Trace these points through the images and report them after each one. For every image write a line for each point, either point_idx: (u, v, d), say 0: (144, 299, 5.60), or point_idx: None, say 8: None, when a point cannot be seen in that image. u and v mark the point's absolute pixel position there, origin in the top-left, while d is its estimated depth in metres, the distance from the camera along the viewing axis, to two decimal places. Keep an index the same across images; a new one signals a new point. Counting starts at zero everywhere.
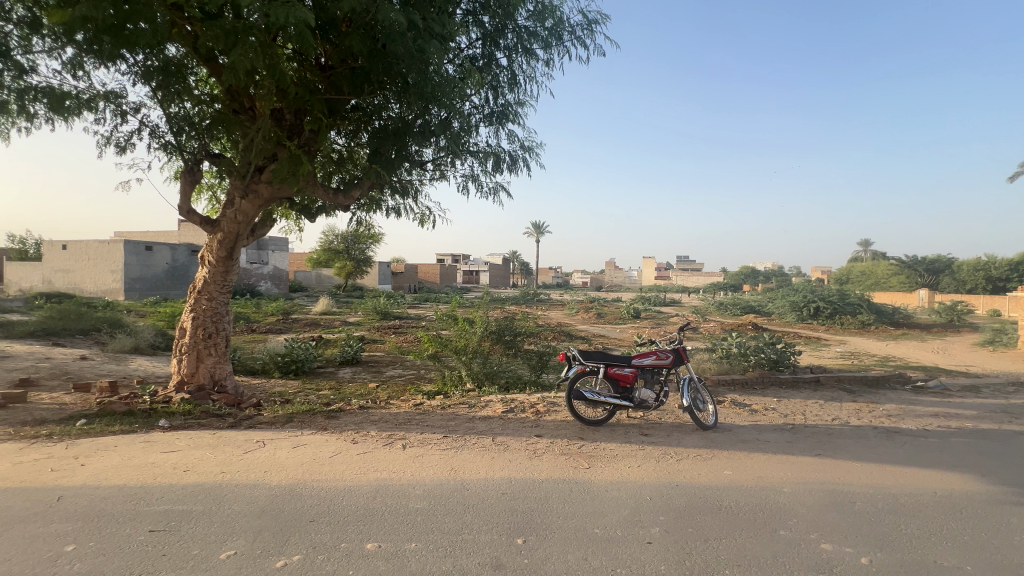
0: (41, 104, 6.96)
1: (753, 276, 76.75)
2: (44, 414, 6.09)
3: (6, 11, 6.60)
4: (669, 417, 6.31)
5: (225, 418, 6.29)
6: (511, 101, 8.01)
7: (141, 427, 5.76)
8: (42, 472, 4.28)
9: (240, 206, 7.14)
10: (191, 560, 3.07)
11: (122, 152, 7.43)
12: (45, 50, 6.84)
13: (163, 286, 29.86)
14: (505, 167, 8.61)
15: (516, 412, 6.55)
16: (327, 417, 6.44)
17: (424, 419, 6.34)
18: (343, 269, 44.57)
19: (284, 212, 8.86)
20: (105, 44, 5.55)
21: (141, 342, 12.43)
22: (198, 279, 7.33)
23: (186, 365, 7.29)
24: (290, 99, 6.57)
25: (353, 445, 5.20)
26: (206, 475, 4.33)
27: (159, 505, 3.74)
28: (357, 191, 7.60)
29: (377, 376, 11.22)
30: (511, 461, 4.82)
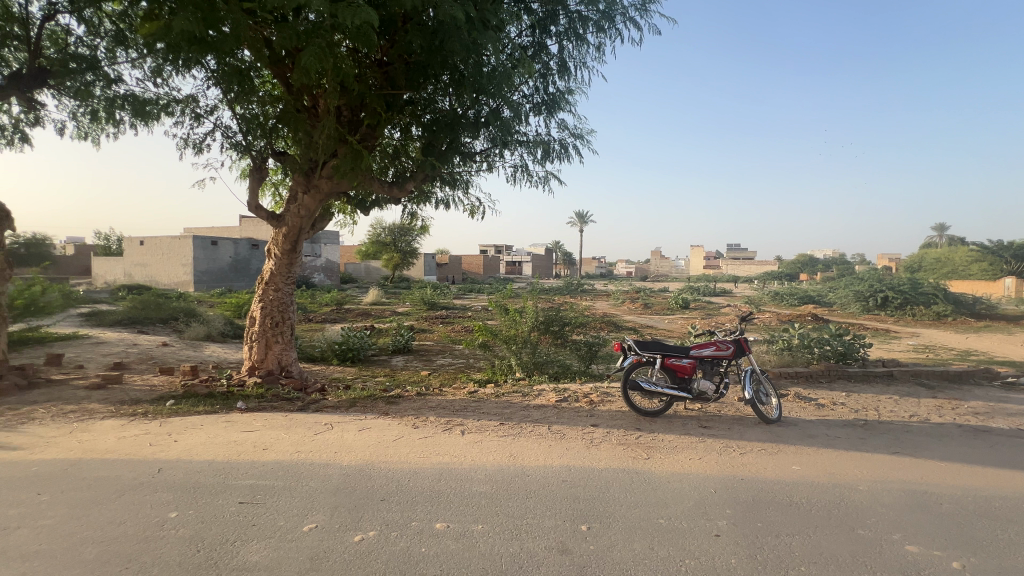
0: (126, 111, 7.55)
1: (811, 265, 72.56)
2: (138, 395, 6.70)
3: (96, 26, 7.17)
4: (729, 409, 6.13)
5: (295, 402, 6.69)
6: (561, 90, 7.94)
7: (221, 408, 6.23)
8: (142, 446, 4.73)
9: (304, 201, 7.48)
10: (278, 530, 3.32)
11: (197, 152, 7.95)
12: (130, 60, 7.39)
13: (227, 278, 31.86)
14: (555, 155, 8.56)
15: (569, 401, 6.57)
16: (388, 403, 6.70)
17: (480, 407, 6.48)
18: (391, 261, 45.90)
19: (342, 206, 9.21)
20: (187, 52, 5.93)
21: (213, 330, 13.39)
22: (265, 270, 7.74)
23: (256, 352, 7.75)
24: (350, 96, 6.81)
25: (414, 430, 5.40)
26: (284, 454, 4.63)
27: (246, 479, 4.05)
28: (411, 184, 7.78)
29: (428, 364, 11.53)
30: (569, 450, 4.86)
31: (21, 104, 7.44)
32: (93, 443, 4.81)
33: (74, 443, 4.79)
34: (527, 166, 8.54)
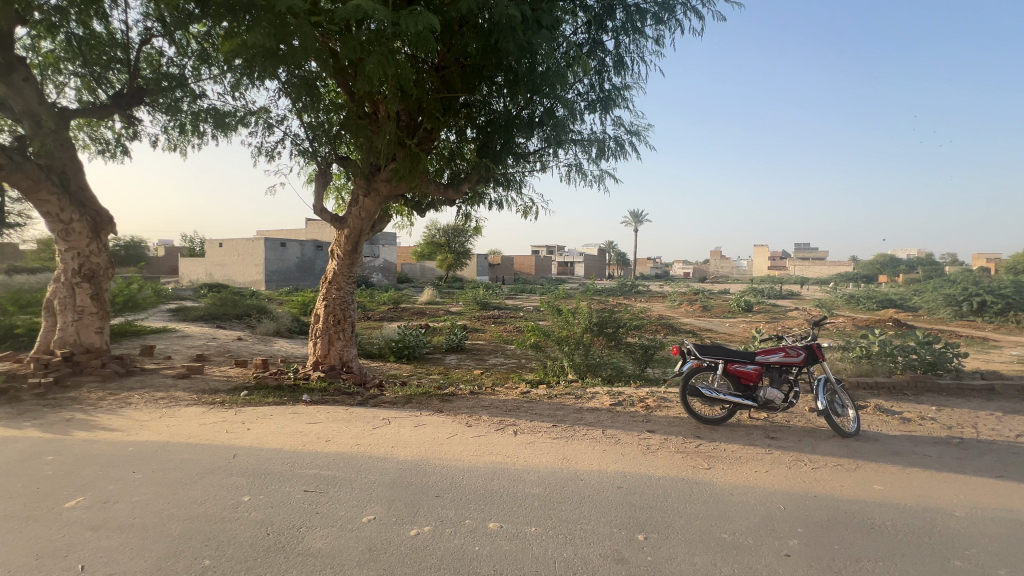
0: (208, 124, 8.20)
1: (892, 266, 66.66)
2: (217, 385, 7.25)
3: (184, 47, 7.82)
4: (798, 420, 5.72)
5: (355, 396, 6.97)
6: (616, 86, 7.76)
7: (288, 400, 6.61)
8: (220, 433, 5.11)
9: (364, 203, 7.79)
10: (340, 519, 3.45)
11: (269, 160, 8.49)
12: (212, 77, 8.01)
13: (295, 278, 33.91)
14: (610, 153, 8.38)
15: (624, 405, 6.40)
16: (442, 400, 6.83)
17: (532, 407, 6.45)
18: (445, 261, 47.05)
19: (399, 208, 9.50)
20: (261, 67, 6.35)
21: (282, 326, 14.28)
22: (328, 270, 8.13)
23: (319, 347, 8.15)
24: (408, 102, 7.02)
25: (468, 428, 5.46)
26: (344, 446, 4.83)
27: (310, 469, 4.26)
28: (465, 185, 7.90)
29: (480, 363, 11.67)
30: (624, 455, 4.72)
31: (122, 121, 8.28)
32: (179, 428, 5.25)
33: (162, 427, 5.25)
34: (582, 165, 8.42)
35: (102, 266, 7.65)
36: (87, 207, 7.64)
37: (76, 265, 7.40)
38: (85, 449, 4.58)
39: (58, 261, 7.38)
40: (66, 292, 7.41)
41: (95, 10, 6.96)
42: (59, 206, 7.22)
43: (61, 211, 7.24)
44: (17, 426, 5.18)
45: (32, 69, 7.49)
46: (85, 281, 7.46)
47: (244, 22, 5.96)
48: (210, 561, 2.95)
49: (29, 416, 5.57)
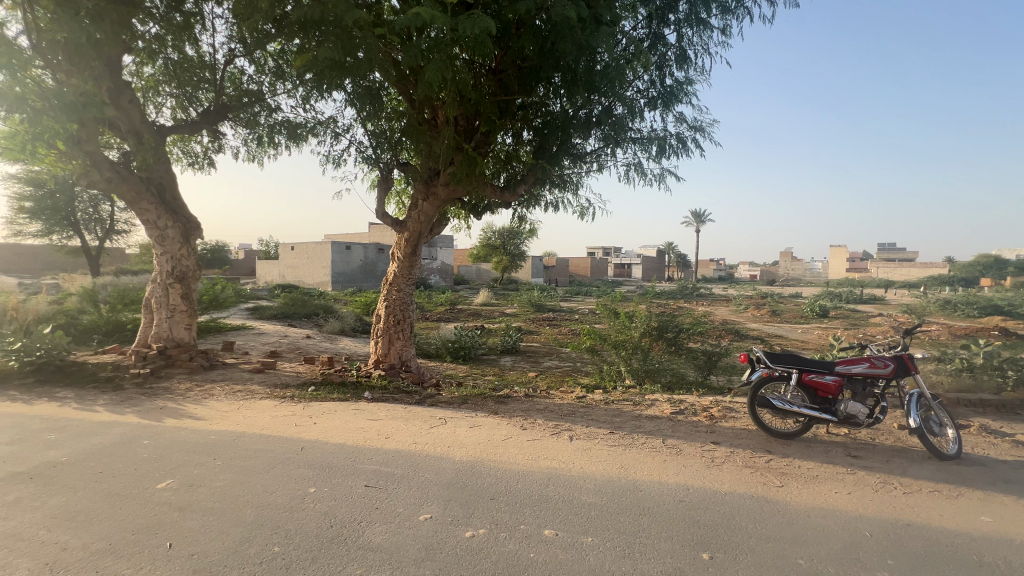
0: (283, 135, 8.78)
1: (997, 267, 59.40)
2: (288, 380, 7.71)
3: (262, 65, 8.42)
4: (885, 438, 5.19)
5: (413, 395, 7.15)
6: (678, 80, 7.47)
7: (351, 396, 6.90)
8: (290, 426, 5.41)
9: (423, 207, 7.99)
10: (398, 516, 3.53)
11: (336, 167, 8.95)
12: (286, 91, 8.55)
13: (359, 280, 35.64)
14: (671, 151, 8.08)
15: (685, 415, 6.11)
16: (497, 402, 6.86)
17: (589, 413, 6.31)
18: (501, 262, 47.82)
19: (457, 212, 9.69)
20: (329, 79, 6.68)
21: (346, 326, 15.01)
22: (389, 272, 8.41)
23: (380, 347, 8.44)
24: (466, 107, 7.13)
25: (522, 432, 5.43)
26: (403, 444, 4.96)
27: (371, 464, 4.40)
28: (521, 187, 7.92)
29: (535, 365, 11.63)
30: (687, 467, 4.49)
31: (209, 135, 9.04)
32: (254, 419, 5.63)
33: (240, 418, 5.65)
34: (641, 163, 8.17)
35: (191, 268, 8.38)
36: (179, 215, 8.40)
37: (169, 267, 8.16)
38: (174, 435, 5.01)
39: (155, 264, 8.18)
40: (161, 292, 8.19)
41: (187, 36, 7.64)
42: (156, 214, 8.01)
43: (158, 219, 8.02)
44: (120, 412, 5.77)
45: (136, 92, 8.35)
46: (176, 282, 8.20)
47: (314, 38, 6.31)
48: (278, 548, 3.10)
49: (129, 403, 6.19)
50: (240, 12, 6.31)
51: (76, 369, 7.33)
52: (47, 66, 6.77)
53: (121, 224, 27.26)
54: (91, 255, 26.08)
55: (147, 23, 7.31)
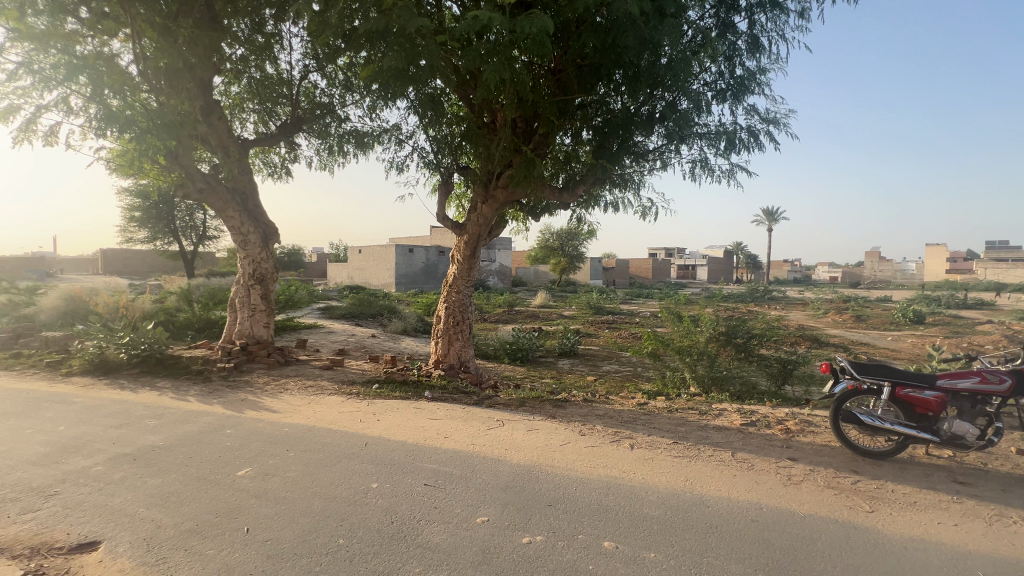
0: (351, 144, 9.24)
1: None
2: (354, 377, 8.07)
3: (333, 78, 8.91)
4: (1000, 464, 4.54)
5: (472, 396, 7.23)
6: (750, 70, 7.02)
7: (413, 395, 7.09)
8: (356, 422, 5.64)
9: (482, 210, 8.07)
10: (455, 517, 3.55)
11: (400, 172, 9.27)
12: (354, 102, 8.99)
13: (420, 282, 36.90)
14: (741, 146, 7.61)
15: (757, 427, 5.70)
16: (555, 406, 6.77)
17: (651, 421, 6.06)
18: (558, 265, 47.60)
19: (515, 214, 9.71)
20: (393, 88, 6.93)
21: (408, 326, 15.53)
22: (449, 274, 8.56)
23: (440, 347, 8.61)
24: (524, 108, 7.11)
25: (581, 437, 5.30)
26: (461, 444, 5.00)
27: (430, 464, 4.48)
28: (581, 188, 7.80)
29: (594, 369, 11.40)
30: (760, 484, 4.17)
31: (286, 146, 9.69)
32: (323, 414, 5.93)
33: (310, 413, 5.98)
34: (708, 160, 7.77)
35: (269, 270, 9.01)
36: (259, 221, 9.06)
37: (251, 270, 8.84)
38: (253, 426, 5.38)
39: (239, 267, 8.89)
40: (244, 291, 8.88)
41: (268, 56, 8.24)
42: (240, 221, 8.69)
43: (241, 225, 8.70)
44: (208, 403, 6.31)
45: (224, 109, 9.13)
46: (256, 283, 8.85)
47: (379, 49, 6.55)
48: (342, 541, 3.22)
49: (216, 394, 6.74)
50: (313, 28, 6.69)
51: (173, 362, 8.10)
52: (151, 90, 7.56)
53: (211, 230, 29.97)
54: (186, 259, 28.90)
55: (234, 46, 7.96)
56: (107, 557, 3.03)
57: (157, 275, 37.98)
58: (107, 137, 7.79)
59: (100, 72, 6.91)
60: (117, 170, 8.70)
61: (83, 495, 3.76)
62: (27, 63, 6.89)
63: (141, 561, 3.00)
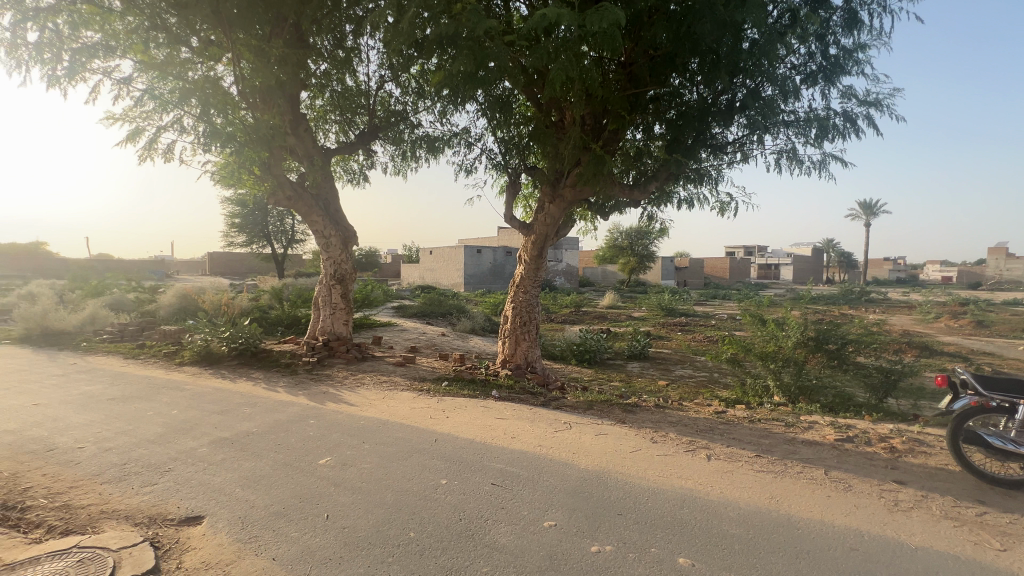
0: (423, 149, 9.58)
1: None
2: (425, 374, 8.33)
3: (406, 86, 9.27)
4: None
5: (539, 397, 7.18)
6: (846, 48, 6.37)
7: (480, 394, 7.18)
8: (426, 419, 5.81)
9: (549, 209, 8.00)
10: (522, 519, 3.52)
11: (468, 174, 9.45)
12: (426, 108, 9.30)
13: (488, 282, 37.59)
14: (835, 132, 6.92)
15: (855, 444, 5.13)
16: (624, 410, 6.55)
17: (729, 431, 5.66)
18: (627, 265, 46.35)
19: (582, 213, 9.53)
20: (462, 92, 7.05)
21: (476, 325, 15.84)
22: (516, 275, 8.57)
23: (507, 347, 8.65)
24: (593, 104, 6.95)
25: (653, 445, 5.07)
26: (528, 445, 4.97)
27: (497, 463, 4.49)
28: (653, 184, 7.49)
29: (666, 373, 10.93)
30: (859, 508, 3.74)
31: (364, 154, 10.25)
32: (396, 409, 6.17)
33: (385, 407, 6.25)
34: (796, 149, 7.15)
35: (348, 271, 9.56)
36: (340, 224, 9.62)
37: (332, 270, 9.44)
38: (333, 417, 5.72)
39: (322, 268, 9.52)
40: (326, 291, 9.48)
41: (348, 69, 8.76)
42: (323, 225, 9.30)
43: (324, 229, 9.31)
44: (294, 394, 6.80)
45: (310, 122, 9.82)
46: (337, 283, 9.43)
47: (449, 55, 6.69)
48: (413, 534, 3.30)
49: (302, 386, 7.25)
50: (388, 39, 6.97)
51: (265, 356, 8.84)
52: (249, 107, 8.27)
53: (299, 234, 32.48)
54: (278, 261, 31.55)
55: (319, 62, 8.55)
56: (209, 530, 3.34)
57: (254, 276, 41.82)
58: (212, 151, 8.65)
59: (208, 94, 7.65)
60: (221, 181, 9.64)
61: (191, 473, 4.18)
62: (150, 90, 7.81)
63: (236, 537, 3.27)
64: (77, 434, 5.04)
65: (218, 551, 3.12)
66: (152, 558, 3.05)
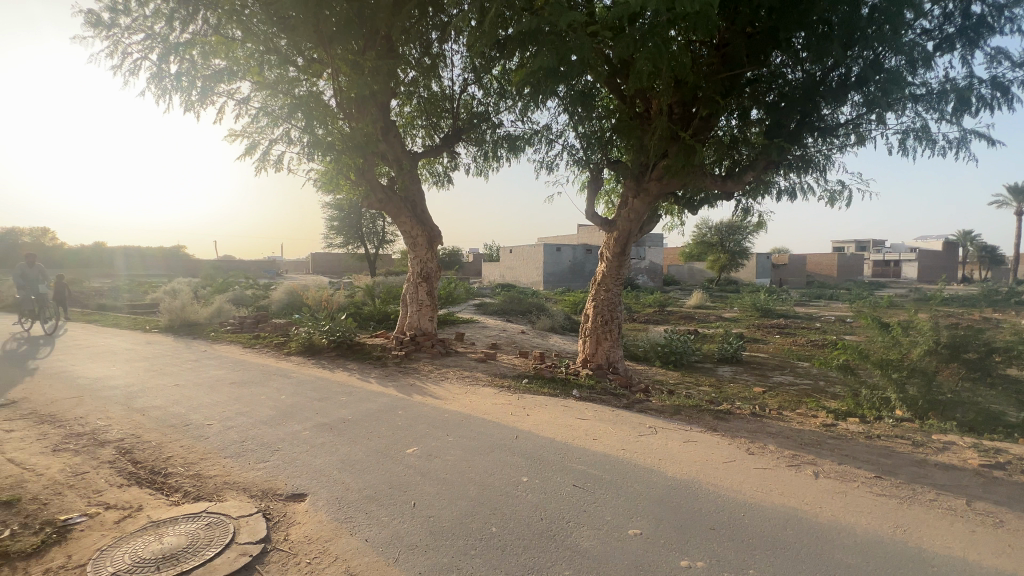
0: (505, 148, 9.71)
1: None
2: (505, 371, 8.42)
3: (488, 87, 9.44)
4: None
5: (621, 398, 6.95)
6: (997, 4, 5.39)
7: (561, 392, 7.11)
8: (507, 415, 5.86)
9: (634, 204, 7.68)
10: (606, 525, 3.39)
11: (549, 171, 9.40)
12: (508, 108, 9.40)
13: (567, 279, 37.33)
14: (980, 104, 5.90)
15: (1007, 472, 4.31)
16: (715, 417, 6.12)
17: (840, 447, 5.06)
18: (717, 262, 43.58)
19: (669, 207, 9.06)
20: (544, 89, 7.00)
21: (556, 323, 15.76)
22: (598, 273, 8.36)
23: (588, 346, 8.46)
24: (682, 91, 6.56)
25: (749, 456, 4.67)
26: (611, 448, 4.81)
27: (579, 464, 4.39)
28: (750, 174, 6.90)
29: (762, 379, 10.07)
30: (1017, 549, 3.13)
31: (449, 156, 10.62)
32: (478, 404, 6.29)
33: (467, 401, 6.41)
34: (928, 127, 6.21)
35: (433, 270, 9.96)
36: (425, 224, 10.03)
37: (419, 269, 9.89)
38: (420, 409, 5.97)
39: (409, 267, 10.00)
40: (412, 288, 9.95)
41: (434, 75, 9.12)
42: (410, 226, 9.77)
43: (411, 229, 9.78)
44: (385, 385, 7.21)
45: (400, 129, 10.35)
46: (423, 281, 9.87)
47: (531, 52, 6.66)
48: (495, 529, 3.32)
49: (392, 378, 7.67)
50: (472, 41, 7.11)
51: (359, 349, 9.48)
52: (345, 117, 8.91)
53: (389, 235, 34.54)
54: (370, 260, 33.83)
55: (408, 70, 9.00)
56: (311, 508, 3.62)
57: (350, 274, 45.30)
58: (315, 160, 9.44)
59: (311, 107, 8.37)
60: (322, 187, 10.49)
61: (296, 454, 4.58)
62: (264, 108, 8.70)
63: (334, 516, 3.51)
64: (206, 412, 5.75)
65: (320, 528, 3.37)
66: (264, 528, 3.37)
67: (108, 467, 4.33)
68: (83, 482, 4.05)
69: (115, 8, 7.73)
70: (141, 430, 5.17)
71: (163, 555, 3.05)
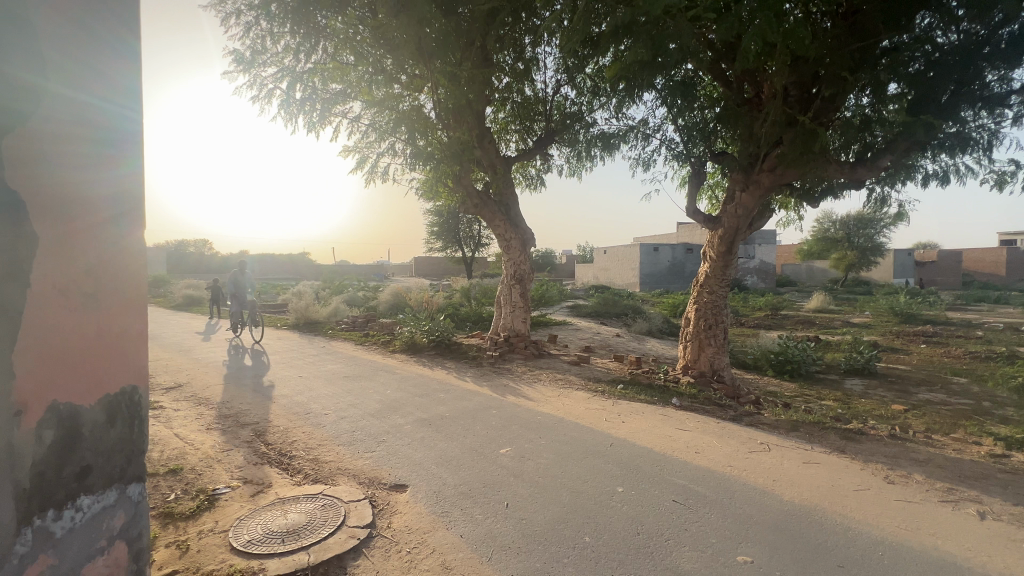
0: (598, 147, 9.51)
1: None
2: (599, 375, 8.20)
3: (581, 86, 9.31)
4: None
5: (728, 410, 6.39)
6: None
7: (659, 399, 6.74)
8: (601, 420, 5.68)
9: (742, 199, 7.03)
10: (710, 547, 3.12)
11: (646, 168, 8.99)
12: (602, 105, 9.19)
13: (665, 281, 35.60)
14: None
15: None
16: (843, 436, 5.37)
17: (1016, 483, 4.14)
18: (841, 261, 38.66)
19: (783, 200, 8.20)
20: (640, 82, 6.71)
21: (653, 327, 15.07)
22: (700, 273, 7.80)
23: (689, 352, 7.92)
24: (800, 70, 5.87)
25: (887, 486, 4.01)
26: (715, 463, 4.44)
27: (679, 479, 4.10)
28: (886, 158, 6.01)
29: (904, 396, 8.66)
30: None
31: (541, 159, 10.66)
32: (571, 408, 6.20)
33: (560, 405, 6.34)
34: None
35: (527, 272, 10.05)
36: (519, 227, 10.15)
37: (513, 271, 10.04)
38: (513, 410, 6.04)
39: (504, 268, 10.18)
40: (507, 290, 10.12)
41: (526, 79, 9.23)
42: (504, 228, 9.97)
43: (505, 232, 9.97)
44: (480, 384, 7.41)
45: (494, 135, 10.61)
46: (516, 283, 10.01)
47: (626, 44, 6.43)
48: (589, 539, 3.22)
49: (486, 378, 7.87)
50: (564, 42, 7.06)
51: (456, 348, 9.89)
52: (444, 127, 9.36)
53: (484, 239, 35.71)
54: (467, 263, 35.26)
55: (503, 77, 9.21)
56: (411, 499, 3.82)
57: (449, 277, 47.62)
58: (417, 170, 10.07)
59: (413, 121, 8.96)
60: (423, 194, 11.15)
61: (399, 446, 4.87)
62: (374, 124, 9.48)
63: (432, 509, 3.66)
64: (324, 402, 6.36)
65: (418, 519, 3.53)
66: (370, 514, 3.62)
67: (246, 446, 4.96)
68: (227, 457, 4.69)
69: (255, 48, 8.93)
70: (272, 415, 5.87)
71: (287, 529, 3.40)
